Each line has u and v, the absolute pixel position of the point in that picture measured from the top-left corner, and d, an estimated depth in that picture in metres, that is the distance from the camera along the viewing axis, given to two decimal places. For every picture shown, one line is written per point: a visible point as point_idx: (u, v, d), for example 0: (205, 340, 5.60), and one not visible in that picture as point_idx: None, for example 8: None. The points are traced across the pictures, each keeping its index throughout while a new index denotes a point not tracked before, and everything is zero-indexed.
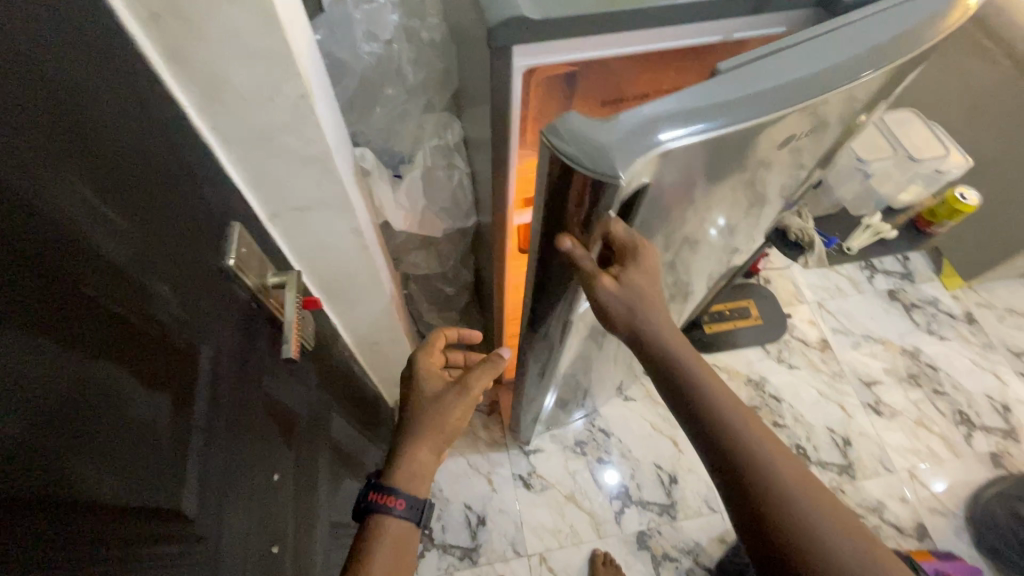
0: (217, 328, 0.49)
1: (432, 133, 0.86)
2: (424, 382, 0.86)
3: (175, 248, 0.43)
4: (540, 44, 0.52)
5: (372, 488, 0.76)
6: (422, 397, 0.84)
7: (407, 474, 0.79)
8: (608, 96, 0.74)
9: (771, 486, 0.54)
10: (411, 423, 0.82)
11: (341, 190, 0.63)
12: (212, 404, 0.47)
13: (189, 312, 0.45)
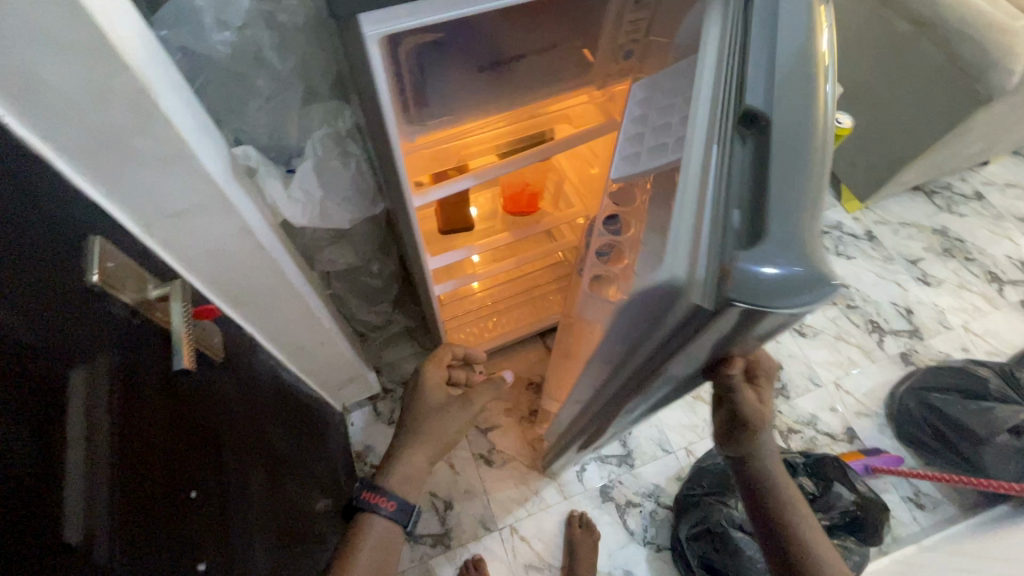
0: (94, 348, 0.47)
1: (320, 123, 0.84)
2: (431, 391, 1.03)
3: (27, 269, 0.40)
4: (392, 11, 0.52)
5: (368, 487, 0.92)
6: (431, 399, 1.02)
7: (402, 474, 0.95)
8: (484, 61, 0.75)
9: (806, 544, 0.67)
10: (413, 421, 0.99)
11: (216, 188, 0.60)
12: (98, 428, 0.45)
13: (52, 333, 0.42)
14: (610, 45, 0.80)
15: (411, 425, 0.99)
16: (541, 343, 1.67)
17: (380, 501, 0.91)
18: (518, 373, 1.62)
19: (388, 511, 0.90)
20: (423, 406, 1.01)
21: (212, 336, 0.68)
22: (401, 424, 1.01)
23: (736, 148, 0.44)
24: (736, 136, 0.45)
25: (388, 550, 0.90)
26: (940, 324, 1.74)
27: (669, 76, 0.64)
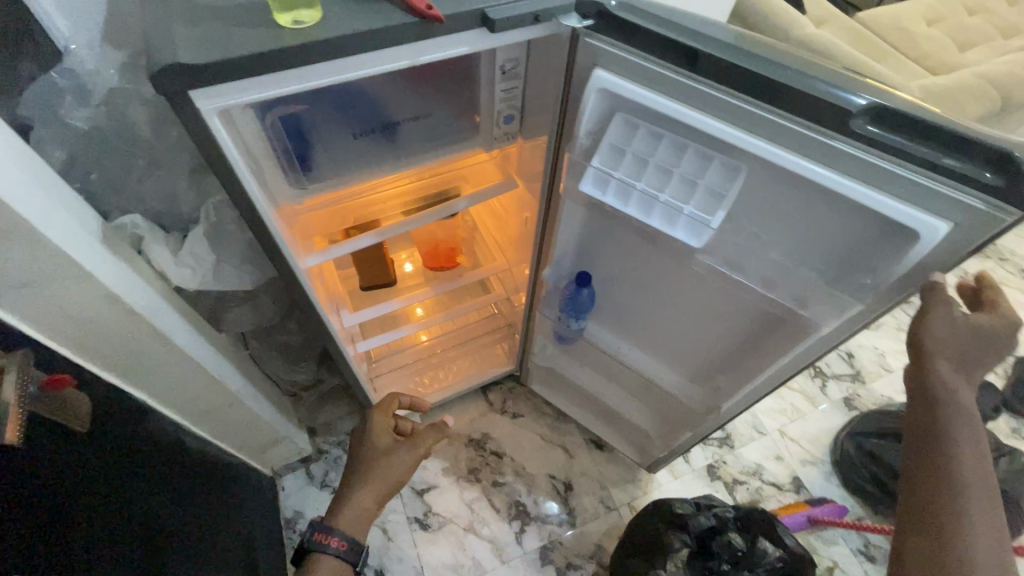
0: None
1: (215, 189, 0.87)
2: (373, 440, 1.00)
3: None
4: (223, 87, 0.53)
5: (314, 525, 0.89)
6: (372, 448, 0.99)
7: (353, 515, 0.92)
8: (356, 126, 0.78)
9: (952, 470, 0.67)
10: (357, 466, 0.97)
11: (59, 253, 0.62)
12: None
13: None
14: (489, 112, 0.85)
15: (357, 469, 0.97)
16: (483, 398, 1.65)
17: (323, 539, 0.88)
18: (457, 429, 1.58)
19: (333, 547, 0.88)
20: (370, 450, 0.98)
21: (73, 404, 0.66)
22: (349, 465, 0.99)
23: (869, 134, 0.53)
24: (861, 132, 0.52)
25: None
26: (879, 367, 1.75)
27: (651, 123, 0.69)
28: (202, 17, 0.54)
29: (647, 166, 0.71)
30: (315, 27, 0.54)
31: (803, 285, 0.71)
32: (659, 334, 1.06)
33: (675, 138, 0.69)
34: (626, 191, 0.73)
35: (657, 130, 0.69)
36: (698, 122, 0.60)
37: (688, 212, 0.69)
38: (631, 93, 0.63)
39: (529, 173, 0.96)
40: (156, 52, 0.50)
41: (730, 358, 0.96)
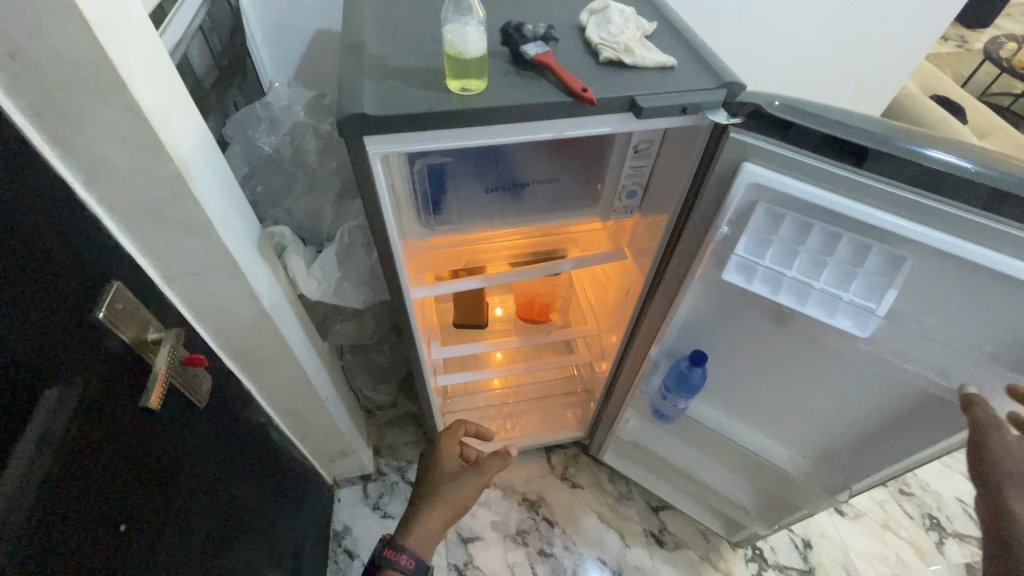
0: (69, 359, 0.53)
1: (353, 215, 0.97)
2: (444, 463, 1.04)
3: (25, 283, 0.47)
4: (395, 135, 0.60)
5: (389, 542, 0.89)
6: (443, 472, 1.02)
7: (420, 533, 0.91)
8: (490, 181, 0.84)
9: None
10: (428, 486, 0.99)
11: (227, 255, 0.70)
12: (42, 441, 0.49)
13: (36, 352, 0.48)
14: (613, 185, 0.87)
15: (427, 489, 0.99)
16: (545, 458, 1.60)
17: (396, 559, 0.85)
18: (514, 484, 1.55)
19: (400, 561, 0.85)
20: (440, 472, 1.01)
21: (199, 381, 0.75)
22: (418, 487, 1.01)
23: None
24: None
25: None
26: None
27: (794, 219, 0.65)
28: (388, 76, 0.62)
29: (798, 254, 0.67)
30: (480, 94, 0.60)
31: (974, 368, 0.62)
32: (771, 416, 0.95)
33: (827, 227, 0.64)
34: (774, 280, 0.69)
35: (806, 221, 0.65)
36: (870, 217, 0.58)
37: (849, 299, 0.64)
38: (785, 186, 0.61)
39: (639, 248, 0.96)
40: (347, 101, 0.58)
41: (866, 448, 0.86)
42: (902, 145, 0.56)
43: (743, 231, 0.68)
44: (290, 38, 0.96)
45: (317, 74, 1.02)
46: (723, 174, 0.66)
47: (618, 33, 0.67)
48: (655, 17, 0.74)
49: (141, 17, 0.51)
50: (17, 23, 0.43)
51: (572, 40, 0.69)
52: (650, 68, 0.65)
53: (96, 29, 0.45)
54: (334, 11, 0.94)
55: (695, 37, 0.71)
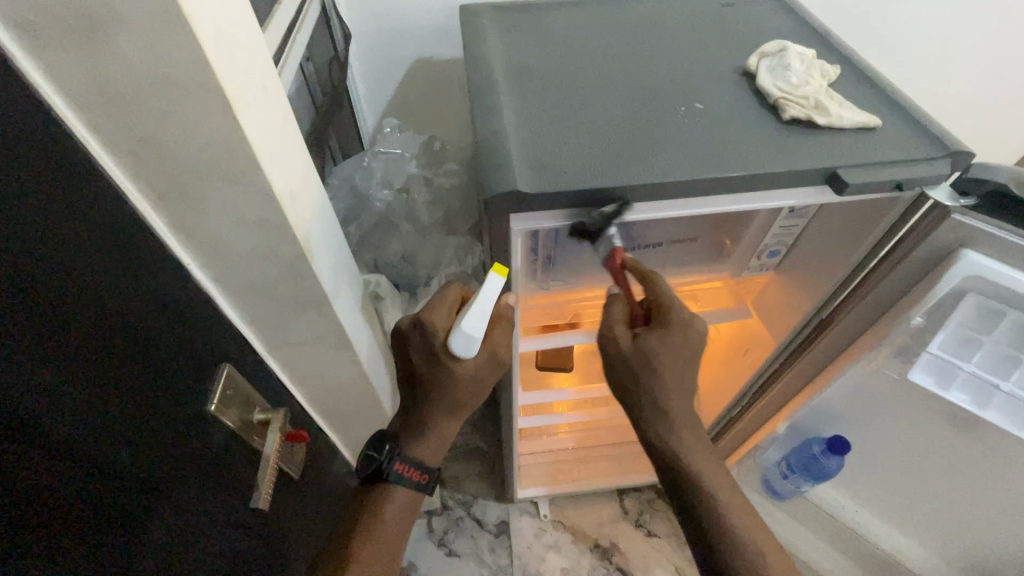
0: (192, 465, 0.48)
1: (450, 260, 0.87)
2: (450, 364, 0.60)
3: (145, 407, 0.40)
4: (542, 212, 0.52)
5: (398, 456, 0.64)
6: (444, 357, 0.60)
7: (437, 444, 0.66)
8: (620, 242, 0.73)
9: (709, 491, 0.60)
10: (439, 400, 0.63)
11: (338, 328, 0.63)
12: (170, 552, 0.44)
13: (163, 461, 0.43)
14: (751, 244, 0.76)
15: (433, 404, 0.63)
16: (617, 501, 1.51)
17: (402, 473, 0.64)
18: (585, 527, 1.47)
19: (416, 481, 0.65)
20: (445, 374, 0.61)
21: (296, 454, 0.68)
22: (432, 406, 0.63)
23: None
24: None
25: (473, 389, 0.63)
26: None
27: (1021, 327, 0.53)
28: (534, 135, 0.54)
29: (1018, 365, 0.54)
30: (641, 165, 0.51)
31: None
32: (912, 510, 0.80)
33: None
34: (978, 392, 0.56)
35: None
36: None
37: None
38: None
39: (768, 311, 0.84)
40: (491, 173, 0.50)
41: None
42: None
43: (942, 329, 0.56)
44: (389, 68, 0.89)
45: (414, 105, 0.95)
46: (928, 258, 0.55)
47: (802, 83, 0.57)
48: (835, 61, 0.62)
49: (276, 86, 0.44)
50: (151, 109, 0.36)
51: (737, 92, 0.59)
52: (848, 128, 0.53)
53: (237, 110, 0.38)
54: (439, 41, 0.86)
55: (888, 84, 0.59)
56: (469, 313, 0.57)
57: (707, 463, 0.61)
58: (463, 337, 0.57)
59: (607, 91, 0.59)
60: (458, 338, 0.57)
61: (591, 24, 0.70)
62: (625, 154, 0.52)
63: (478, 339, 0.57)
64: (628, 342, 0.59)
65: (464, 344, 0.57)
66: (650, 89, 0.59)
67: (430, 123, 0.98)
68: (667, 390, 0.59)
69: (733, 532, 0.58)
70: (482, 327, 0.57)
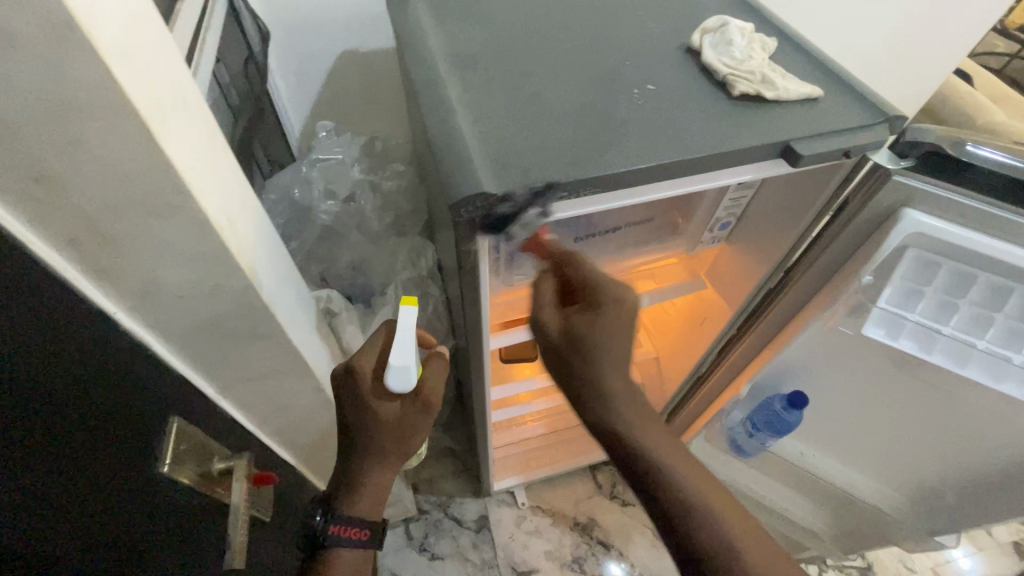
0: (141, 539, 0.42)
1: (404, 264, 0.82)
2: (376, 407, 0.58)
3: (65, 488, 0.34)
4: None
5: (331, 518, 0.61)
6: (369, 402, 0.58)
7: (373, 497, 0.62)
8: (580, 231, 0.71)
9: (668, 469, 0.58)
10: (360, 450, 0.60)
11: (297, 356, 0.58)
12: None
13: (101, 544, 0.38)
14: (705, 218, 0.77)
15: (359, 454, 0.60)
16: (591, 478, 1.54)
17: (341, 535, 0.61)
18: (563, 508, 1.49)
19: (359, 542, 0.61)
20: (370, 419, 0.58)
21: (264, 499, 0.62)
22: (356, 459, 0.61)
23: None
24: None
25: (401, 434, 0.59)
26: None
27: (954, 276, 0.57)
28: (491, 131, 0.50)
29: (956, 311, 0.58)
30: (605, 152, 0.49)
31: None
32: (866, 448, 0.87)
33: (996, 280, 0.55)
34: (924, 337, 0.60)
35: (969, 272, 0.56)
36: None
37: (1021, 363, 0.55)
38: (964, 240, 0.52)
39: (723, 282, 0.86)
40: (451, 176, 0.47)
41: (976, 486, 0.80)
42: None
43: (889, 284, 0.59)
44: (311, 64, 0.82)
45: (343, 103, 0.88)
46: (872, 220, 0.58)
47: (745, 57, 0.57)
48: (771, 32, 0.63)
49: (195, 94, 0.38)
50: (47, 139, 0.30)
51: (684, 70, 0.59)
52: (794, 100, 0.55)
53: (154, 129, 0.32)
54: (365, 30, 0.80)
55: (823, 53, 0.61)
56: (393, 348, 0.55)
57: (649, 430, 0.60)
58: (393, 371, 0.54)
59: (558, 76, 0.57)
60: (392, 374, 0.55)
61: (530, 5, 0.67)
62: (587, 142, 0.50)
63: (412, 371, 0.55)
64: (557, 324, 0.64)
65: (395, 376, 0.54)
66: (602, 71, 0.57)
67: (363, 121, 0.92)
68: (606, 371, 0.61)
69: (698, 514, 0.55)
70: (408, 357, 0.54)
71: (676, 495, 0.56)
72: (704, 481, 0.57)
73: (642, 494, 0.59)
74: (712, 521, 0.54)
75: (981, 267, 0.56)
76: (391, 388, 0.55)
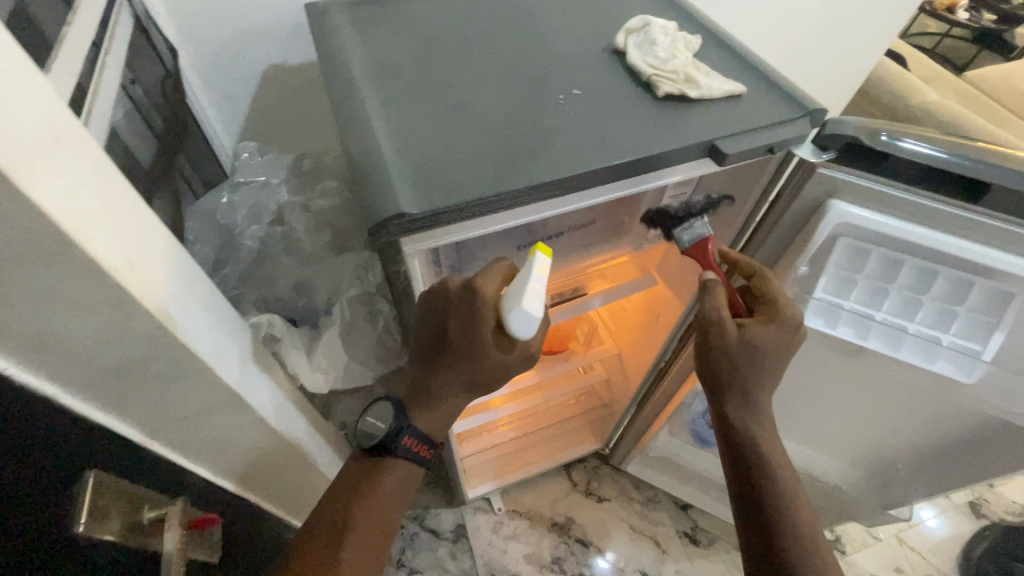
0: None
1: (349, 282, 0.80)
2: (484, 351, 0.52)
3: None
4: (433, 230, 0.48)
5: (406, 430, 0.58)
6: (485, 342, 0.51)
7: (439, 417, 0.60)
8: (523, 238, 0.70)
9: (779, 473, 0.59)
10: (462, 374, 0.55)
11: (229, 391, 0.55)
12: None
13: None
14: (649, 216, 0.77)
15: (455, 376, 0.55)
16: (566, 477, 1.54)
17: (409, 446, 0.59)
18: (540, 509, 1.49)
19: (422, 458, 0.61)
20: (482, 358, 0.53)
21: (207, 542, 0.59)
22: (445, 378, 0.56)
23: None
24: None
25: (495, 377, 0.56)
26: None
27: (883, 262, 0.58)
28: (411, 147, 0.49)
29: (887, 296, 0.59)
30: (530, 164, 0.48)
31: None
32: (822, 430, 0.89)
33: (921, 264, 0.57)
34: (861, 324, 0.61)
35: (896, 257, 0.57)
36: (969, 254, 0.52)
37: (949, 342, 0.57)
38: (886, 228, 0.54)
39: (674, 277, 0.87)
40: (371, 197, 0.45)
41: (924, 459, 0.83)
42: (990, 163, 0.49)
43: (824, 272, 0.60)
44: (236, 79, 0.79)
45: (274, 118, 0.85)
46: (803, 212, 0.58)
47: (669, 56, 0.57)
48: (696, 29, 0.63)
49: (72, 127, 0.35)
50: None
51: (609, 71, 0.58)
52: (717, 98, 0.55)
53: (14, 174, 0.29)
54: (290, 42, 0.77)
55: (747, 48, 0.61)
56: (524, 292, 0.48)
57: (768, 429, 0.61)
58: (525, 318, 0.48)
59: (483, 84, 0.56)
60: (518, 318, 0.48)
61: (453, 11, 0.65)
62: (510, 153, 0.49)
63: (538, 321, 0.49)
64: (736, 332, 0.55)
65: (527, 325, 0.48)
66: (526, 78, 0.56)
67: (296, 135, 0.89)
68: (754, 371, 0.57)
69: (792, 524, 0.58)
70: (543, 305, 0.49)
71: (781, 503, 0.59)
72: (792, 489, 0.60)
73: (740, 483, 0.62)
74: (802, 527, 0.58)
75: (909, 252, 0.57)
76: (512, 334, 0.49)
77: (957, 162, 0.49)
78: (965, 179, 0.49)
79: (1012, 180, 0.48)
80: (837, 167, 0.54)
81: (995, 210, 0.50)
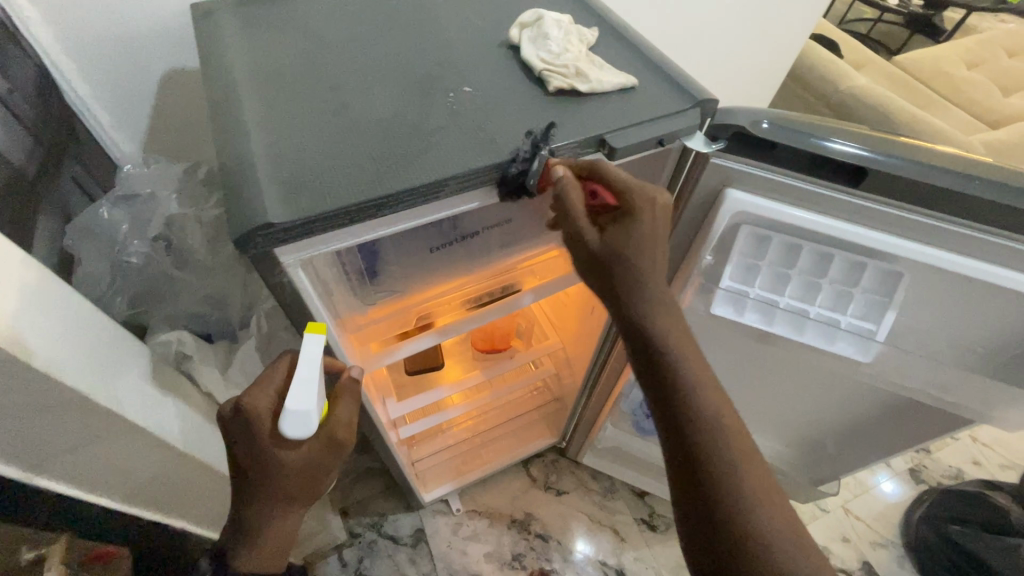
0: None
1: (265, 292, 0.78)
2: (277, 455, 0.53)
3: None
4: (313, 240, 0.46)
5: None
6: (266, 447, 0.52)
7: (276, 538, 0.61)
8: (434, 240, 0.70)
9: (710, 413, 0.48)
10: (261, 488, 0.56)
11: (116, 420, 0.52)
12: None
13: None
14: None
15: (259, 493, 0.56)
16: (524, 473, 1.54)
17: None
18: (500, 507, 1.48)
19: None
20: (272, 465, 0.53)
21: None
22: (252, 497, 0.57)
23: None
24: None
25: (305, 476, 0.56)
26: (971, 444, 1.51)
27: (783, 248, 0.59)
28: (286, 154, 0.47)
29: (789, 280, 0.61)
30: (412, 166, 0.47)
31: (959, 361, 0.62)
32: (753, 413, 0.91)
33: (818, 248, 0.58)
34: (766, 311, 0.62)
35: (795, 243, 0.58)
36: (856, 237, 0.53)
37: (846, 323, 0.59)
38: (779, 215, 0.54)
39: None
40: (239, 209, 0.43)
41: (848, 435, 0.85)
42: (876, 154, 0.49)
43: (730, 260, 0.61)
44: (128, 86, 0.75)
45: (177, 125, 0.81)
46: (703, 203, 0.59)
47: (561, 51, 0.56)
48: (593, 22, 0.63)
49: None
50: None
51: (501, 67, 0.57)
52: (608, 93, 0.54)
53: None
54: (185, 45, 0.74)
55: (642, 40, 0.61)
56: (292, 388, 0.48)
57: (695, 363, 0.50)
58: (295, 414, 0.47)
59: (368, 86, 0.54)
60: (288, 419, 0.47)
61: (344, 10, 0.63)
62: (391, 157, 0.47)
63: (315, 416, 0.48)
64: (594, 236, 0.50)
65: (298, 421, 0.47)
66: (415, 78, 0.55)
67: (205, 141, 0.85)
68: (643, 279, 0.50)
69: (746, 481, 0.45)
70: (312, 397, 0.48)
71: (709, 442, 0.47)
72: (733, 420, 0.48)
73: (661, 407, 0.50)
74: (743, 482, 0.45)
75: (806, 238, 0.57)
76: (290, 436, 0.48)
77: (849, 154, 0.49)
78: (844, 164, 0.50)
79: (891, 166, 0.49)
80: (735, 158, 0.54)
81: (876, 194, 0.51)
